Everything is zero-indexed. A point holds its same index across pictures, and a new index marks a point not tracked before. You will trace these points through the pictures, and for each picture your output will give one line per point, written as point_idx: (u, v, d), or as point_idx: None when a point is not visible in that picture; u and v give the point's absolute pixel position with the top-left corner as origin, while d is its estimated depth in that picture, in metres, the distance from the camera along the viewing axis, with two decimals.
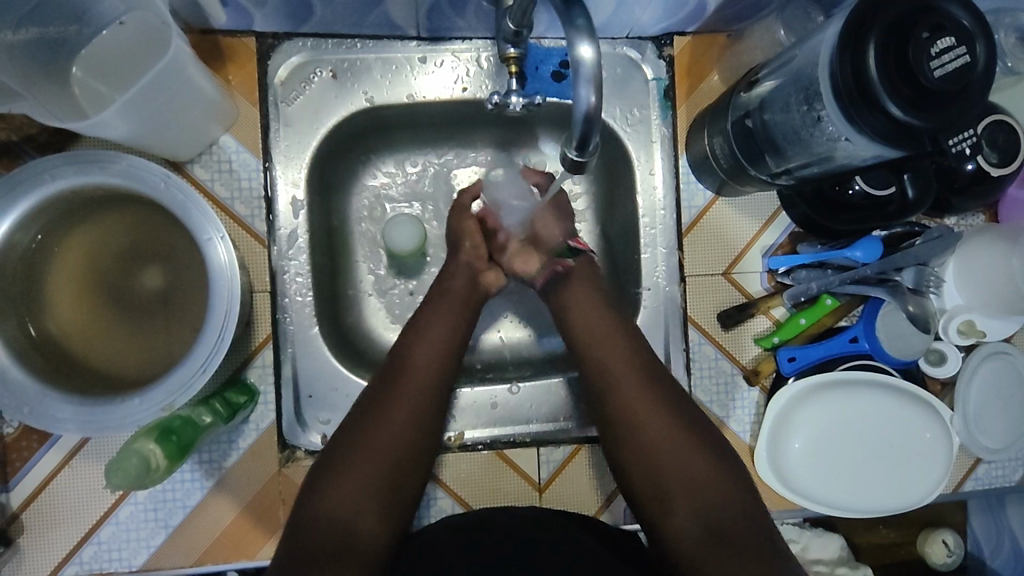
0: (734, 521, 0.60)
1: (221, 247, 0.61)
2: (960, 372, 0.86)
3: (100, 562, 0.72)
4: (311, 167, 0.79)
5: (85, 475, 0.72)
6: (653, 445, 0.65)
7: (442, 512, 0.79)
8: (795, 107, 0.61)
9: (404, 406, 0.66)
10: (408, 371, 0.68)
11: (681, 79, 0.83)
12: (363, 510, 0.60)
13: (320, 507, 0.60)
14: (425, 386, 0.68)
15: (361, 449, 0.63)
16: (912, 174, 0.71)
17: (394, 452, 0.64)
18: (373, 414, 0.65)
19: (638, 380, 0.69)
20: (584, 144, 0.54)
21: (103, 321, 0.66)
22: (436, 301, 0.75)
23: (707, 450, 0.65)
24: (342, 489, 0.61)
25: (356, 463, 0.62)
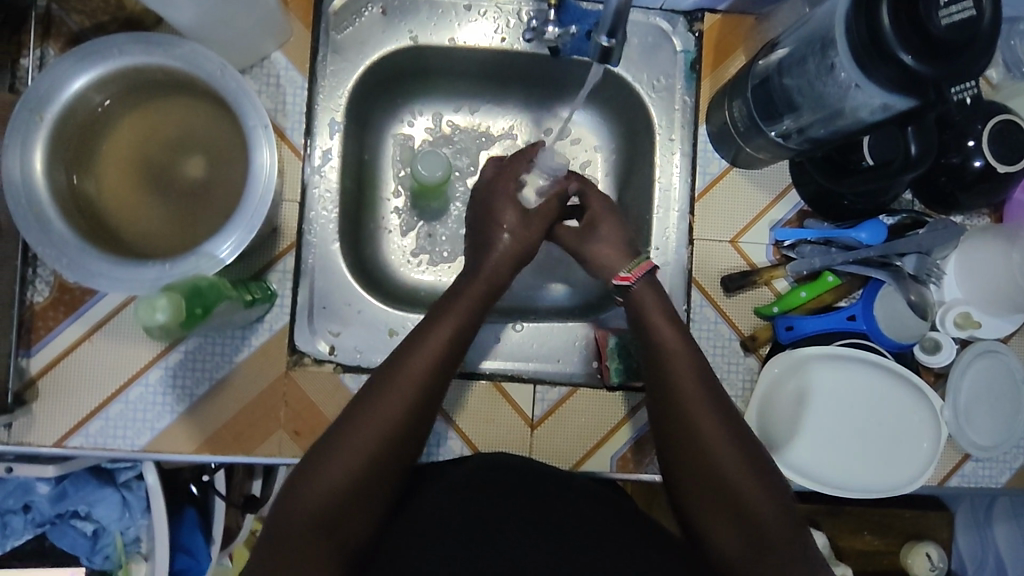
0: (773, 527, 0.62)
1: (262, 134, 0.66)
2: (954, 363, 0.87)
3: (105, 437, 0.75)
4: (351, 95, 0.84)
5: (102, 351, 0.75)
6: (701, 447, 0.65)
7: (449, 452, 0.81)
8: (812, 59, 0.66)
9: (388, 418, 0.63)
10: (404, 374, 0.65)
11: (709, 52, 0.87)
12: (352, 507, 0.61)
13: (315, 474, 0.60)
14: (419, 388, 0.65)
15: (346, 454, 0.61)
16: (917, 128, 0.70)
17: (376, 457, 0.62)
18: (362, 414, 0.63)
19: (692, 379, 0.68)
20: (614, 32, 0.64)
21: (142, 197, 0.70)
22: (451, 300, 0.72)
23: (752, 457, 0.65)
24: (325, 488, 0.60)
25: (341, 464, 0.61)
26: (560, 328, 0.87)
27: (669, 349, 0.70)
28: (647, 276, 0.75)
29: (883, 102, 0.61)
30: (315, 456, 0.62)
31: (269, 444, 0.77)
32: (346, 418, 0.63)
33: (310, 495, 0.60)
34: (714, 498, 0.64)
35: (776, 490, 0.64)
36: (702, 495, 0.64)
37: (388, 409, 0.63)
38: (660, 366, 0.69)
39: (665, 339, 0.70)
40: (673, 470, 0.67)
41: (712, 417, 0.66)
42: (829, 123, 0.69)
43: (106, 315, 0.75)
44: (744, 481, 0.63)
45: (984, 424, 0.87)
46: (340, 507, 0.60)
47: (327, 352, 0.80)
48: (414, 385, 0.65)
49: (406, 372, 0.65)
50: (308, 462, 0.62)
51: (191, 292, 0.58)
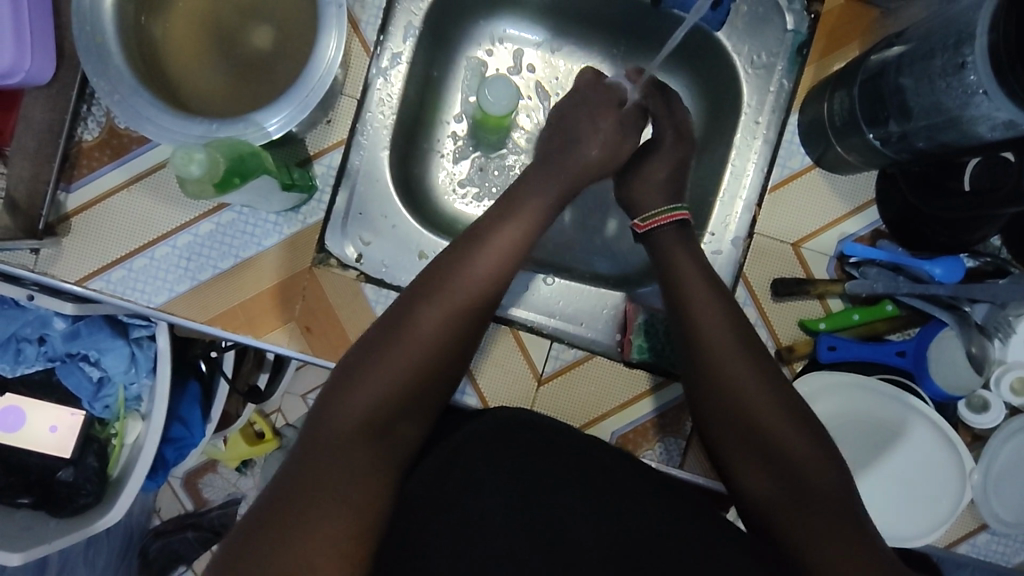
0: (812, 468, 0.58)
1: (335, 11, 0.64)
2: (999, 427, 0.81)
3: (125, 288, 0.76)
4: (434, 1, 0.80)
5: (137, 203, 0.75)
6: (733, 392, 0.62)
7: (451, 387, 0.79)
8: (939, 55, 0.60)
9: (413, 354, 0.60)
10: (443, 289, 0.63)
11: (821, 37, 0.80)
12: (387, 423, 0.58)
13: (339, 407, 0.57)
14: (458, 307, 0.63)
15: (384, 366, 0.59)
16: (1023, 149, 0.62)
17: (414, 374, 0.60)
18: (400, 329, 0.61)
19: (721, 324, 0.64)
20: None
21: (207, 57, 0.70)
22: (497, 219, 0.70)
23: (790, 404, 0.61)
24: (351, 413, 0.57)
25: (379, 381, 0.58)
26: (592, 292, 0.83)
27: (700, 296, 0.66)
28: (675, 224, 0.73)
29: (1009, 117, 0.55)
30: (350, 372, 0.59)
31: (280, 333, 0.77)
32: (384, 334, 0.61)
33: (347, 407, 0.57)
34: (749, 445, 0.60)
35: (816, 435, 0.60)
36: (741, 440, 0.61)
37: (427, 324, 0.61)
38: (687, 314, 0.66)
39: (693, 287, 0.67)
40: (711, 429, 0.63)
41: (746, 361, 0.63)
42: (943, 132, 0.62)
43: (149, 168, 0.75)
44: (779, 426, 0.60)
45: (1014, 499, 0.81)
46: (379, 419, 0.58)
47: (354, 259, 0.78)
48: (454, 303, 0.63)
49: (440, 288, 0.63)
50: (342, 378, 0.59)
51: (235, 162, 0.57)
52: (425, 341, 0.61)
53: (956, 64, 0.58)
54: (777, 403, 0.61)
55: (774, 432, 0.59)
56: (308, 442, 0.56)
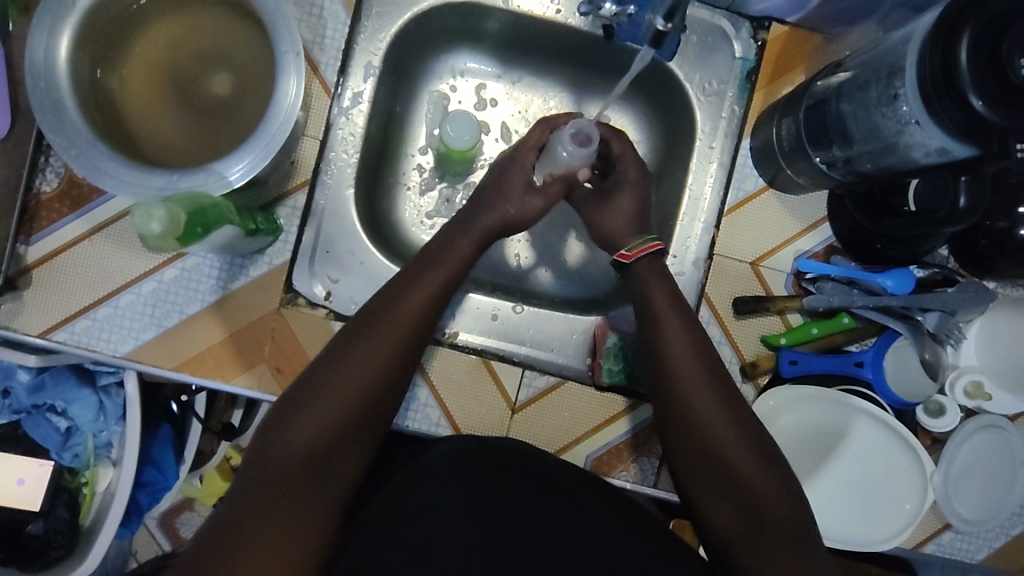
0: (762, 477, 0.61)
1: (293, 62, 0.64)
2: (955, 431, 0.84)
3: (90, 338, 0.75)
4: (393, 41, 0.81)
5: (100, 253, 0.75)
6: (688, 409, 0.65)
7: (426, 421, 0.80)
8: (874, 87, 0.62)
9: (364, 373, 0.62)
10: (389, 319, 0.66)
11: (768, 64, 0.83)
12: (332, 451, 0.59)
13: (289, 429, 0.59)
14: (406, 331, 0.66)
15: (330, 393, 0.61)
16: (972, 178, 0.59)
17: (356, 401, 0.61)
18: (345, 355, 0.63)
19: (670, 334, 0.68)
20: (672, 15, 0.68)
21: (167, 107, 0.70)
22: (441, 252, 0.73)
23: (743, 415, 0.64)
24: (303, 434, 0.58)
25: (323, 411, 0.60)
26: (560, 319, 0.85)
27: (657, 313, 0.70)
28: (646, 257, 0.74)
29: (941, 144, 0.57)
30: (295, 402, 0.61)
31: (251, 375, 0.76)
32: (326, 365, 0.63)
33: (292, 437, 0.58)
34: (703, 457, 0.63)
35: (760, 442, 0.63)
36: (688, 449, 0.64)
37: (369, 354, 0.63)
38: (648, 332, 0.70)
39: (649, 307, 0.71)
40: (671, 443, 0.66)
41: (699, 376, 0.66)
42: (882, 156, 0.65)
43: (111, 216, 0.74)
44: (731, 438, 0.63)
45: (973, 498, 0.84)
46: (330, 439, 0.59)
47: (323, 297, 0.79)
48: (400, 332, 0.65)
49: (385, 318, 0.66)
50: (288, 410, 0.60)
51: (195, 210, 0.58)
52: (371, 360, 0.63)
53: (890, 96, 0.60)
54: (731, 415, 0.64)
55: (726, 445, 0.63)
56: (255, 474, 0.57)
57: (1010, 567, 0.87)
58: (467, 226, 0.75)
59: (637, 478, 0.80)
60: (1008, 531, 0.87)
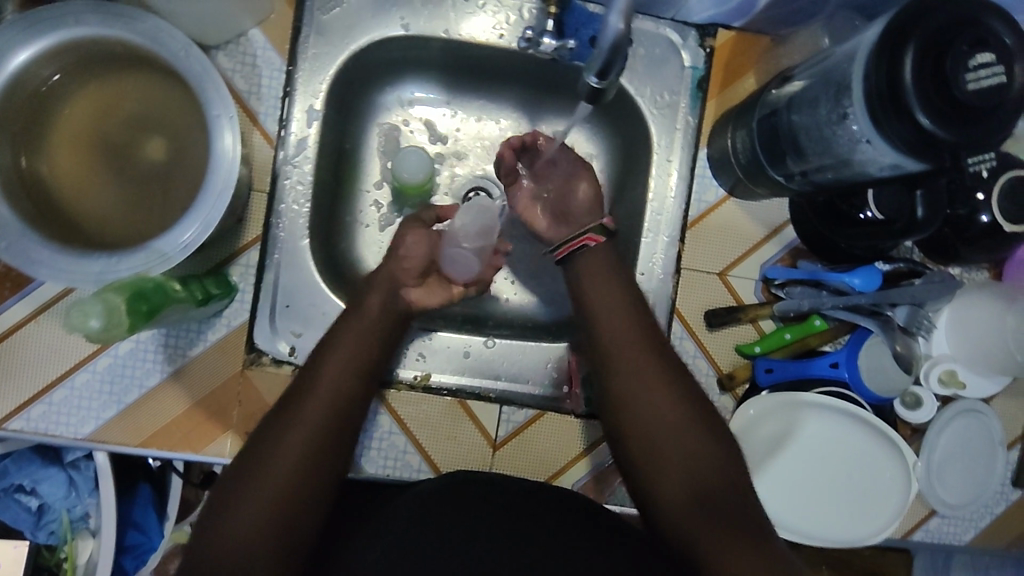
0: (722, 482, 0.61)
1: (227, 126, 0.62)
2: (934, 420, 0.85)
3: (48, 423, 0.72)
4: (333, 82, 0.79)
5: (48, 334, 0.72)
6: (649, 424, 0.65)
7: (408, 468, 0.78)
8: (823, 104, 0.61)
9: (315, 416, 0.62)
10: (335, 360, 0.66)
11: (718, 71, 0.82)
12: (290, 505, 0.57)
13: (245, 488, 0.57)
14: (348, 374, 0.66)
15: (283, 443, 0.59)
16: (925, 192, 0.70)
17: (312, 447, 0.60)
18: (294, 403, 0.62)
19: (624, 350, 0.69)
20: (604, 73, 0.54)
21: (101, 180, 0.67)
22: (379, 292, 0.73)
23: (696, 417, 0.65)
24: (261, 489, 0.57)
25: (275, 462, 0.58)
26: (533, 348, 0.83)
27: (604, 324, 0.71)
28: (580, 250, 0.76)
29: (893, 161, 0.57)
30: (249, 457, 0.59)
31: (221, 442, 0.74)
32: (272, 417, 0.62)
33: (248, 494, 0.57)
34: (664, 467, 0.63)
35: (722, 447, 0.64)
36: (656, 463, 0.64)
37: (318, 398, 0.63)
38: (599, 344, 0.71)
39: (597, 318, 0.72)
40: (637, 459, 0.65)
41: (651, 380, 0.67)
42: (836, 170, 0.65)
43: (56, 296, 0.71)
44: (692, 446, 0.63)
45: (956, 483, 0.85)
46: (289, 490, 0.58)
47: (287, 353, 0.76)
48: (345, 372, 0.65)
49: (327, 360, 0.65)
50: (244, 460, 0.59)
51: (136, 293, 0.57)
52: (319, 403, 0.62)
53: (839, 114, 0.59)
54: (686, 422, 0.64)
55: (682, 451, 0.62)
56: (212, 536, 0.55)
57: (996, 544, 0.89)
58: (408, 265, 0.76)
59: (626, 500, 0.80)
60: (992, 510, 0.88)
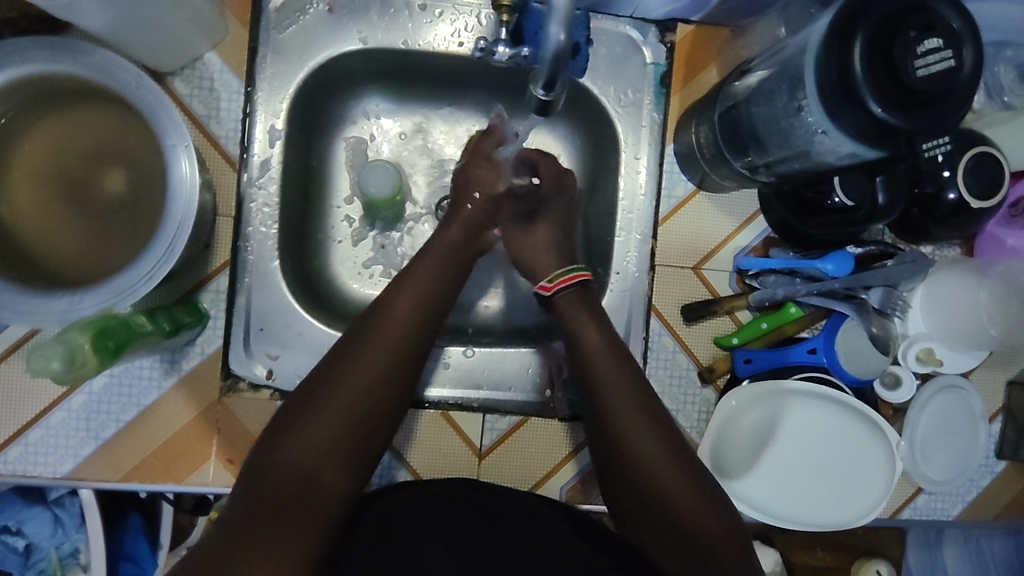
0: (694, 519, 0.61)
1: (184, 155, 0.61)
2: (914, 398, 0.86)
3: (25, 465, 0.71)
4: (294, 100, 0.78)
5: (20, 375, 0.71)
6: (626, 451, 0.64)
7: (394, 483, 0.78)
8: (779, 96, 0.62)
9: (377, 370, 0.60)
10: (387, 321, 0.64)
11: (680, 66, 0.83)
12: (336, 459, 0.57)
13: (300, 433, 0.56)
14: (413, 332, 0.64)
15: (342, 390, 0.59)
16: (886, 177, 0.69)
17: (364, 404, 0.59)
18: (354, 353, 0.61)
19: (610, 367, 0.67)
20: (551, 85, 0.54)
21: (60, 217, 0.66)
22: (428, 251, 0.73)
23: (679, 455, 0.64)
24: (312, 437, 0.57)
25: (333, 409, 0.58)
26: (513, 354, 0.83)
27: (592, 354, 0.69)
28: (568, 288, 0.73)
29: (852, 150, 0.57)
30: (304, 403, 0.58)
31: (204, 471, 0.74)
32: (327, 366, 0.61)
33: (297, 442, 0.56)
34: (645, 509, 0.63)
35: (697, 480, 0.63)
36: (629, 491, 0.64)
37: (373, 358, 0.61)
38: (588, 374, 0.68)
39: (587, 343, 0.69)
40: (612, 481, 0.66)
41: (638, 418, 0.65)
42: (797, 161, 0.65)
43: (24, 336, 0.70)
44: (668, 480, 0.62)
45: (940, 459, 0.86)
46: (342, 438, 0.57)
47: (265, 377, 0.76)
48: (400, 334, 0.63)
49: (386, 318, 0.64)
50: (298, 404, 0.59)
51: (100, 331, 0.56)
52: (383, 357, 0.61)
53: (795, 107, 0.59)
54: (661, 454, 0.63)
55: (665, 492, 0.62)
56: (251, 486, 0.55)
57: (984, 516, 0.90)
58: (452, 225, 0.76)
59: None
60: (978, 483, 0.89)
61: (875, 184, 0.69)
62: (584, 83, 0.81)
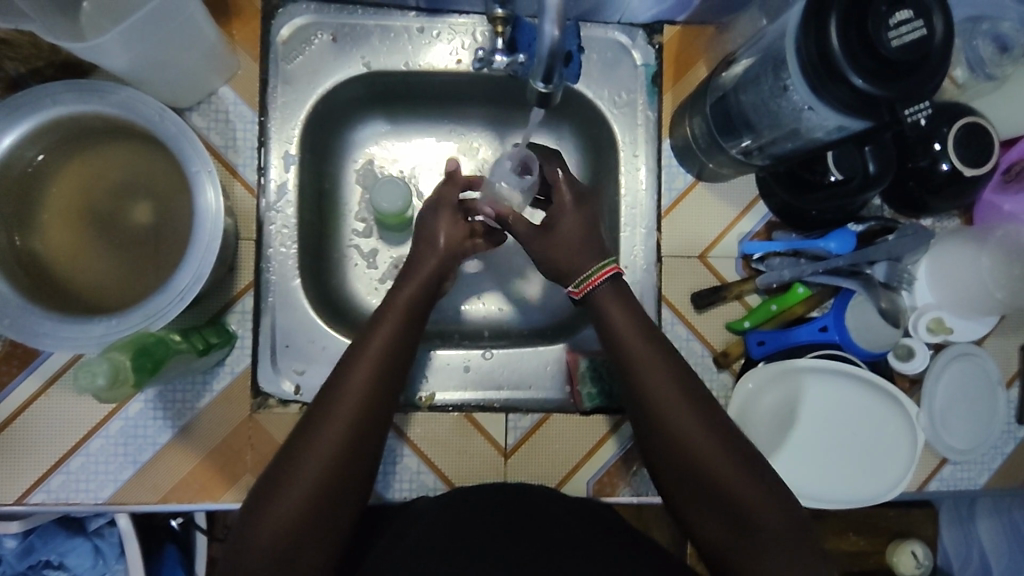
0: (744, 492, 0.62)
1: (208, 180, 0.65)
2: (928, 368, 0.87)
3: (68, 492, 0.73)
4: (304, 125, 0.82)
5: (60, 405, 0.73)
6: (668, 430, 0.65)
7: (424, 487, 0.80)
8: (764, 79, 0.65)
9: (336, 442, 0.61)
10: (333, 410, 0.62)
11: (669, 65, 0.86)
12: (301, 556, 0.58)
13: (268, 513, 0.58)
14: (367, 402, 0.63)
15: (306, 467, 0.60)
16: (874, 146, 0.74)
17: (319, 496, 0.59)
18: (315, 428, 0.62)
19: (647, 351, 0.68)
20: (550, 77, 0.57)
21: (93, 248, 0.70)
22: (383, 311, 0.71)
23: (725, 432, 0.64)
24: (280, 517, 0.58)
25: (294, 491, 0.59)
26: (531, 353, 0.85)
27: (629, 338, 0.69)
28: (609, 280, 0.72)
29: (837, 123, 0.61)
30: (272, 482, 0.60)
31: (239, 487, 0.76)
32: (279, 465, 0.61)
33: (264, 534, 0.58)
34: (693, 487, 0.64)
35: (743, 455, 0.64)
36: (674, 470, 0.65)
37: (317, 456, 0.60)
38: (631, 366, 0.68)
39: (624, 332, 0.69)
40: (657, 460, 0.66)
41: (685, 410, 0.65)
42: (787, 141, 0.69)
43: (61, 367, 0.73)
44: (714, 456, 0.63)
45: (961, 428, 0.87)
46: (306, 514, 0.59)
47: (293, 392, 0.79)
48: (348, 423, 0.62)
49: (343, 390, 0.63)
50: (266, 486, 0.60)
51: (139, 350, 0.59)
52: (337, 432, 0.61)
53: (781, 87, 0.63)
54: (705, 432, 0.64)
55: (718, 471, 0.63)
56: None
57: (1013, 484, 0.89)
58: (406, 284, 0.73)
59: (641, 489, 0.81)
60: (1003, 450, 0.89)
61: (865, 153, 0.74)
62: (578, 88, 0.85)
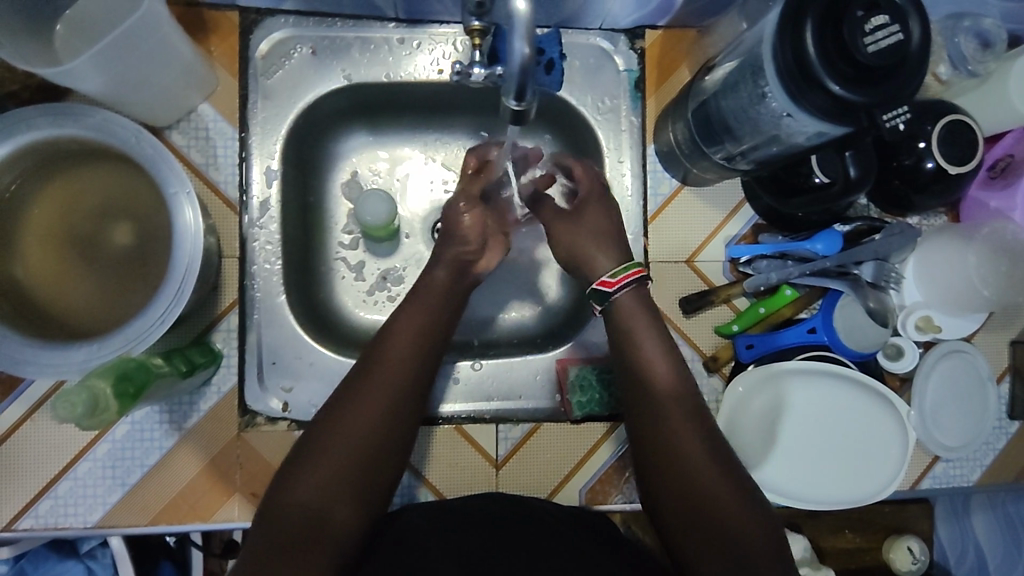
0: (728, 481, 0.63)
1: (187, 200, 0.64)
2: (918, 367, 0.87)
3: (56, 517, 0.73)
4: (286, 140, 0.81)
5: (46, 430, 0.73)
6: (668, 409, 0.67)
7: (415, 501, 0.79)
8: (743, 86, 0.65)
9: (371, 416, 0.63)
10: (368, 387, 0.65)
11: (651, 70, 0.86)
12: (329, 525, 0.59)
13: (304, 480, 0.59)
14: (404, 381, 0.66)
15: (343, 436, 0.62)
16: (856, 151, 0.74)
17: (354, 465, 0.61)
18: (352, 402, 0.64)
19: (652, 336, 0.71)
20: (522, 94, 0.56)
21: (73, 272, 0.69)
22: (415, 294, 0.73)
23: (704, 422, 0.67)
24: (315, 483, 0.59)
25: (330, 460, 0.60)
26: (520, 364, 0.85)
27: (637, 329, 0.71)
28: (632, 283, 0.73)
29: (818, 129, 0.61)
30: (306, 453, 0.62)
31: (230, 506, 0.75)
32: (312, 439, 0.62)
33: (297, 500, 0.59)
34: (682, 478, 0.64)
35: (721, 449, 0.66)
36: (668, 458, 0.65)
37: (341, 443, 0.61)
38: (639, 378, 0.70)
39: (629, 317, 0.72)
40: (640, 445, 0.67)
41: (686, 425, 0.66)
42: (769, 146, 0.69)
43: (46, 391, 0.73)
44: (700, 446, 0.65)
45: (952, 425, 0.87)
46: (340, 482, 0.60)
47: (281, 410, 0.78)
48: (383, 396, 0.64)
49: (379, 369, 0.66)
50: (298, 457, 0.62)
51: (121, 375, 0.59)
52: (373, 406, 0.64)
53: (759, 94, 0.63)
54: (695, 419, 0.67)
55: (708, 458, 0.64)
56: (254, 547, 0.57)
57: (1005, 479, 0.90)
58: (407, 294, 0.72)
59: (632, 497, 0.81)
60: (994, 446, 0.89)
61: (847, 158, 0.73)
62: (561, 95, 0.85)
